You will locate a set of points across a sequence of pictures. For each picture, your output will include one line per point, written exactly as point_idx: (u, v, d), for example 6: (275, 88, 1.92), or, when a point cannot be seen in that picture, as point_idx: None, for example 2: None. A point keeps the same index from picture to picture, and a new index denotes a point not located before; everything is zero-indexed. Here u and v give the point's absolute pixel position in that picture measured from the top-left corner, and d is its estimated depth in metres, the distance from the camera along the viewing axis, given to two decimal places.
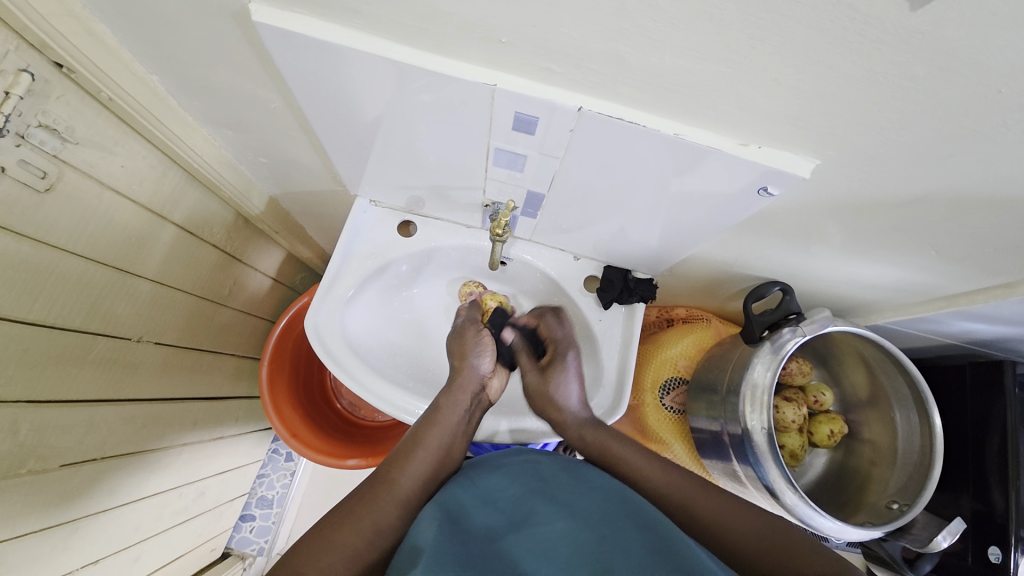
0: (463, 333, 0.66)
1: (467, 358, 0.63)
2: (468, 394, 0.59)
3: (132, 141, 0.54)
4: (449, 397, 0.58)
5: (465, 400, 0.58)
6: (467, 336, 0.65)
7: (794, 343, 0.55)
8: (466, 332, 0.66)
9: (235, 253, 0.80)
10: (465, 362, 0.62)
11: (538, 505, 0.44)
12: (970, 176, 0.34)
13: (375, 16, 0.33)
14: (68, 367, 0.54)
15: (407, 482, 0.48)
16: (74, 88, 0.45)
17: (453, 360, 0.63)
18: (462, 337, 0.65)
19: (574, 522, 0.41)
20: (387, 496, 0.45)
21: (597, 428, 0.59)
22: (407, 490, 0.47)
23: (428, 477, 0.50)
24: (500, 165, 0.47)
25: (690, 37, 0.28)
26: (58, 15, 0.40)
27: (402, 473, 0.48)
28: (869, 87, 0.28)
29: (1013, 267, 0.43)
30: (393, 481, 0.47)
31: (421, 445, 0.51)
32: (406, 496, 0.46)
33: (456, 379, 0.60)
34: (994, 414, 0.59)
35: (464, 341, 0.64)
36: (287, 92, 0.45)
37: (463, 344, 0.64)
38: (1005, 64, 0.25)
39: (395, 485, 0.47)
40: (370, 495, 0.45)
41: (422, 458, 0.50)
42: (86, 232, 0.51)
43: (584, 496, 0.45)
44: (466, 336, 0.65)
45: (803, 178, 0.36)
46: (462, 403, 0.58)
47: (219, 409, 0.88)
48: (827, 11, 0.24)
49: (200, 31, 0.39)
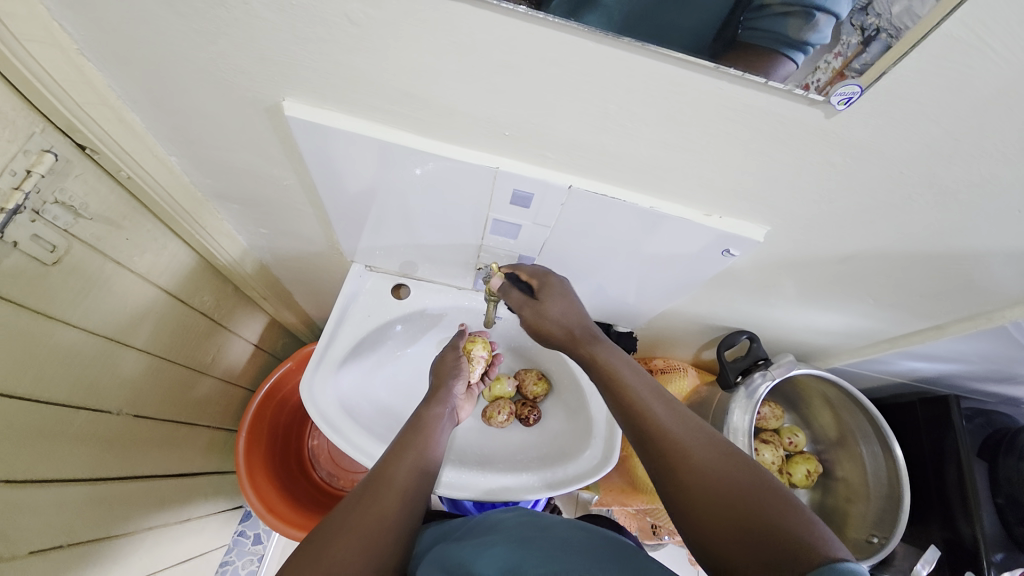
0: (443, 359, 0.66)
1: (446, 378, 0.64)
2: (449, 403, 0.61)
3: (139, 214, 0.56)
4: (430, 406, 0.60)
5: (445, 407, 0.61)
6: (446, 359, 0.66)
7: (766, 386, 0.60)
8: (444, 355, 0.67)
9: (221, 319, 0.80)
10: (444, 382, 0.63)
11: (529, 550, 0.45)
12: (889, 239, 0.41)
13: (395, 113, 0.39)
14: (48, 443, 0.52)
15: (402, 476, 0.50)
16: (93, 167, 0.48)
17: (433, 380, 0.64)
18: (443, 360, 0.66)
19: (563, 561, 0.43)
20: (385, 489, 0.48)
21: (603, 350, 0.49)
22: (403, 487, 0.49)
23: (423, 473, 0.53)
24: (497, 233, 0.52)
25: (661, 134, 0.35)
26: (95, 105, 0.42)
27: (398, 469, 0.51)
28: (801, 172, 0.35)
29: (938, 312, 0.51)
30: (390, 477, 0.49)
31: (410, 445, 0.54)
32: (405, 492, 0.49)
33: (438, 390, 0.62)
34: (949, 446, 0.64)
35: (443, 364, 0.65)
36: (303, 171, 0.49)
37: (442, 366, 0.65)
38: (898, 156, 0.32)
39: (392, 481, 0.49)
40: (369, 492, 0.47)
41: (412, 456, 0.53)
42: (82, 303, 0.52)
43: (576, 541, 0.47)
44: (447, 360, 0.66)
45: (758, 241, 0.43)
46: (444, 413, 0.60)
47: (188, 486, 0.83)
48: (764, 120, 0.32)
49: (232, 121, 0.44)
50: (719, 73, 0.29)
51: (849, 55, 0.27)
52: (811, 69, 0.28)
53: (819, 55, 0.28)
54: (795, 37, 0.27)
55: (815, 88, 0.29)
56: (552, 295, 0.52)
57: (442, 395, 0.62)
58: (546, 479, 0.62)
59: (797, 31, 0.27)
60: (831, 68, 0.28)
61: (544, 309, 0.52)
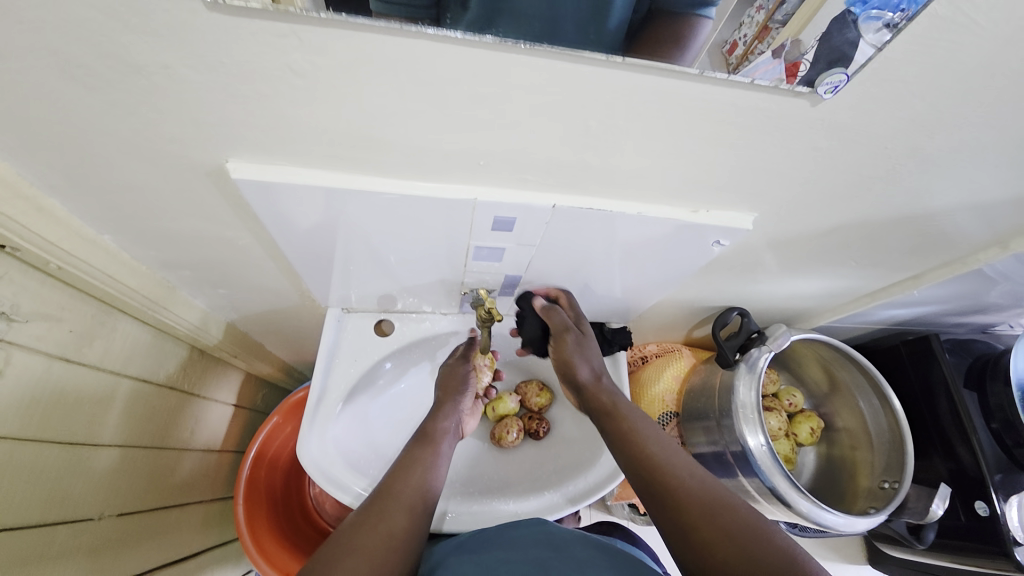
0: (453, 369, 0.63)
1: (453, 390, 0.61)
2: (454, 415, 0.59)
3: (78, 302, 0.50)
4: (436, 418, 0.58)
5: (451, 419, 0.58)
6: (455, 370, 0.62)
7: (765, 359, 0.62)
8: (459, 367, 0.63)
9: (191, 388, 0.74)
10: (450, 394, 0.60)
11: (553, 568, 0.44)
12: (872, 208, 0.42)
13: (358, 159, 0.36)
14: (30, 569, 0.46)
15: (409, 493, 0.48)
16: (17, 264, 0.43)
17: (438, 393, 0.61)
18: (452, 371, 0.63)
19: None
20: (392, 506, 0.46)
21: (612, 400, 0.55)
22: (412, 502, 0.48)
23: (431, 488, 0.50)
24: (481, 258, 0.50)
25: (646, 143, 0.33)
26: (6, 198, 0.37)
27: (405, 485, 0.49)
28: (788, 159, 0.35)
29: (918, 264, 0.52)
30: (396, 494, 0.48)
31: (417, 461, 0.52)
32: (413, 507, 0.47)
33: (443, 402, 0.59)
34: (937, 379, 0.69)
35: (453, 375, 0.62)
36: (260, 229, 0.45)
37: (452, 376, 0.62)
38: (882, 131, 0.32)
39: (399, 498, 0.47)
40: (375, 509, 0.46)
41: (420, 471, 0.51)
42: (36, 412, 0.46)
43: (598, 561, 0.46)
44: (458, 371, 0.62)
45: (748, 229, 0.43)
46: (450, 424, 0.58)
47: (191, 567, 0.76)
48: (750, 116, 0.31)
49: (171, 191, 0.39)
50: (705, 78, 0.28)
51: (771, 9, 0.28)
52: (737, 25, 0.29)
53: (742, 13, 0.29)
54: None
55: (743, 46, 0.28)
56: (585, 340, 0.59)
57: (448, 405, 0.59)
58: (570, 493, 0.62)
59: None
60: (755, 22, 0.28)
61: (572, 347, 0.58)
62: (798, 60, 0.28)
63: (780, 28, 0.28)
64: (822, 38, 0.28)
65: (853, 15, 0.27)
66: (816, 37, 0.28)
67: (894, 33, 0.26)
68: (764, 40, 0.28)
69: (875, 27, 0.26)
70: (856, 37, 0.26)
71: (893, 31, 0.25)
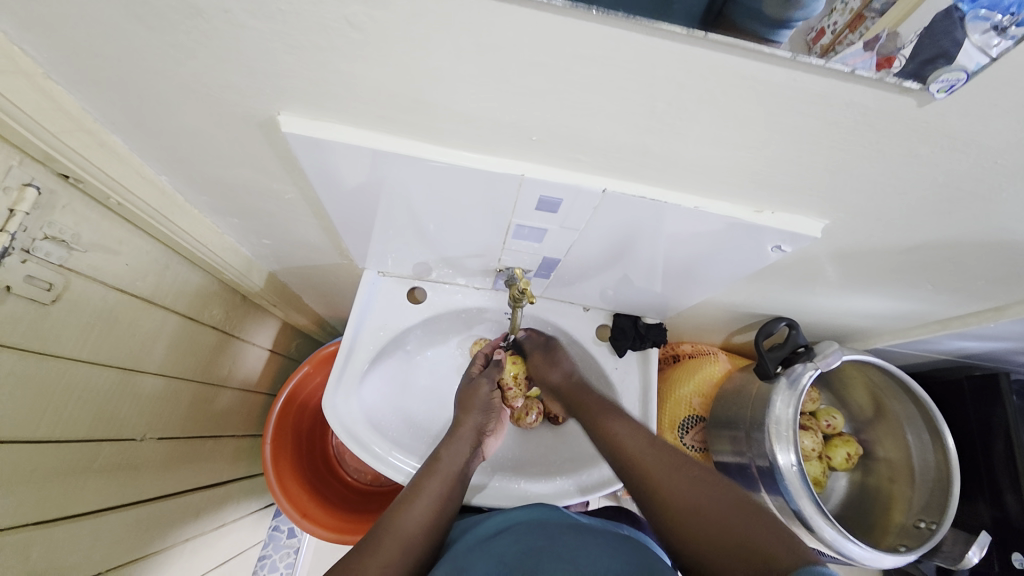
0: (474, 388, 0.63)
1: (472, 412, 0.61)
2: (469, 443, 0.59)
3: (135, 238, 0.53)
4: (450, 447, 0.58)
5: (465, 447, 0.58)
6: (480, 392, 0.62)
7: (808, 376, 0.58)
8: (478, 385, 0.63)
9: (233, 330, 0.77)
10: (469, 417, 0.60)
11: (545, 554, 0.44)
12: (963, 228, 0.37)
13: (408, 122, 0.35)
14: (75, 478, 0.50)
15: (408, 530, 0.48)
16: (79, 195, 0.45)
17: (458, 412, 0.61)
18: (475, 391, 0.62)
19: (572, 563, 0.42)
20: (389, 543, 0.47)
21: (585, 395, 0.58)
22: (411, 539, 0.48)
23: (432, 526, 0.50)
24: (521, 238, 0.48)
25: (715, 131, 0.30)
26: (72, 131, 0.38)
27: (405, 520, 0.49)
28: (877, 163, 0.31)
29: (1004, 295, 0.47)
30: (395, 529, 0.48)
31: (422, 493, 0.52)
32: (411, 545, 0.48)
33: (459, 427, 0.59)
34: (998, 421, 0.63)
35: (475, 394, 0.62)
36: (305, 184, 0.45)
37: (473, 396, 0.62)
38: (994, 143, 0.28)
39: (398, 533, 0.48)
40: (374, 546, 0.46)
41: (422, 506, 0.51)
42: (90, 337, 0.50)
43: (592, 544, 0.45)
44: (480, 392, 0.62)
45: (814, 237, 0.39)
46: (462, 450, 0.58)
47: (220, 494, 0.82)
48: (844, 110, 0.27)
49: (224, 139, 0.39)
50: (796, 62, 0.25)
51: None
52: (829, 11, 0.27)
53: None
54: (778, 15, 0.24)
55: (831, 35, 0.27)
56: (547, 351, 0.63)
57: (464, 428, 0.59)
58: (581, 482, 0.62)
59: (780, 10, 0.24)
60: (849, 9, 0.27)
61: (539, 360, 0.63)
62: (894, 54, 0.25)
63: (877, 17, 0.26)
64: (924, 31, 0.25)
65: (960, 13, 0.23)
66: (917, 29, 0.25)
67: (1004, 36, 0.22)
68: (857, 30, 0.26)
69: (982, 28, 0.22)
70: (962, 37, 0.23)
71: (1001, 35, 0.22)
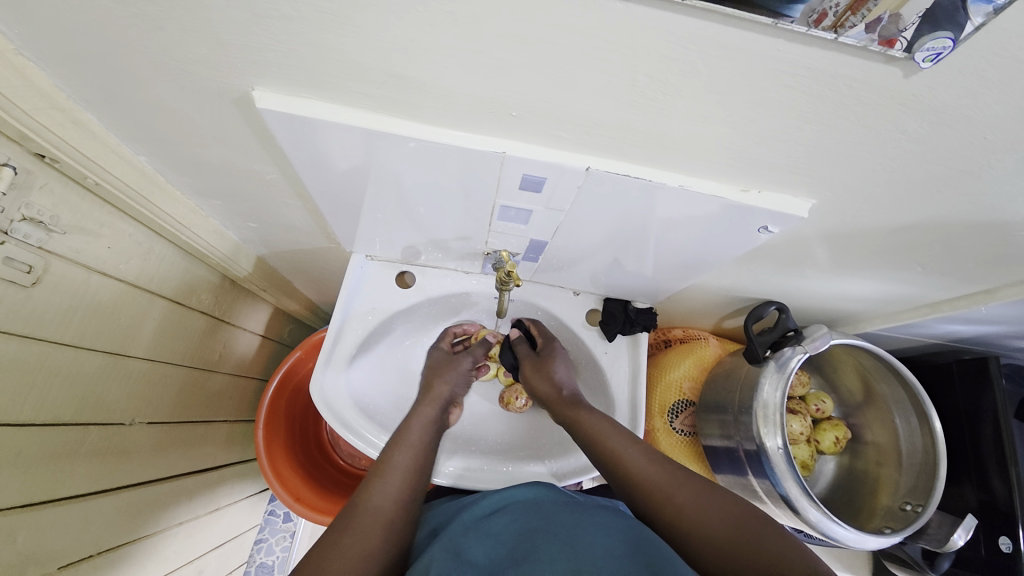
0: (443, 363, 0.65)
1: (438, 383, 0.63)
2: (435, 410, 0.60)
3: (117, 221, 0.52)
4: (417, 417, 0.58)
5: (432, 415, 0.59)
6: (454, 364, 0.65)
7: (797, 360, 0.58)
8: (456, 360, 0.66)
9: (222, 315, 0.77)
10: (434, 387, 0.62)
11: (539, 534, 0.45)
12: (953, 208, 0.37)
13: (385, 98, 0.34)
14: (61, 462, 0.50)
15: (381, 499, 0.48)
16: (57, 175, 0.44)
17: (425, 385, 0.63)
18: (446, 364, 0.65)
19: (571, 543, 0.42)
20: (363, 515, 0.46)
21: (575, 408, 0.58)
22: (386, 509, 0.48)
23: (405, 495, 0.50)
24: (507, 219, 0.48)
25: (698, 106, 0.30)
26: (44, 109, 0.37)
27: (377, 491, 0.49)
28: (864, 139, 0.30)
29: (993, 276, 0.46)
30: (365, 502, 0.47)
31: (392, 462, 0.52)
32: (386, 515, 0.47)
33: (425, 397, 0.60)
34: (986, 405, 0.63)
35: (448, 367, 0.65)
36: (285, 164, 0.44)
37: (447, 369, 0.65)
38: (981, 118, 0.27)
39: (371, 504, 0.47)
40: (348, 519, 0.46)
41: (393, 476, 0.51)
42: (74, 319, 0.49)
43: (585, 522, 0.46)
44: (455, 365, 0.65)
45: (802, 217, 0.39)
46: (429, 419, 0.58)
47: (213, 478, 0.82)
48: (829, 83, 0.27)
49: (199, 116, 0.39)
50: (778, 30, 0.24)
51: None
52: None
53: None
54: None
55: (833, 17, 0.24)
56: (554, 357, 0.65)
57: (430, 398, 0.61)
58: (569, 465, 0.63)
59: None
60: None
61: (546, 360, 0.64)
62: (895, 36, 0.23)
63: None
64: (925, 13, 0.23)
65: None
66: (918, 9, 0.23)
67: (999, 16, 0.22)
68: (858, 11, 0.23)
69: (984, 12, 0.22)
70: (965, 21, 0.22)
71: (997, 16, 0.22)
